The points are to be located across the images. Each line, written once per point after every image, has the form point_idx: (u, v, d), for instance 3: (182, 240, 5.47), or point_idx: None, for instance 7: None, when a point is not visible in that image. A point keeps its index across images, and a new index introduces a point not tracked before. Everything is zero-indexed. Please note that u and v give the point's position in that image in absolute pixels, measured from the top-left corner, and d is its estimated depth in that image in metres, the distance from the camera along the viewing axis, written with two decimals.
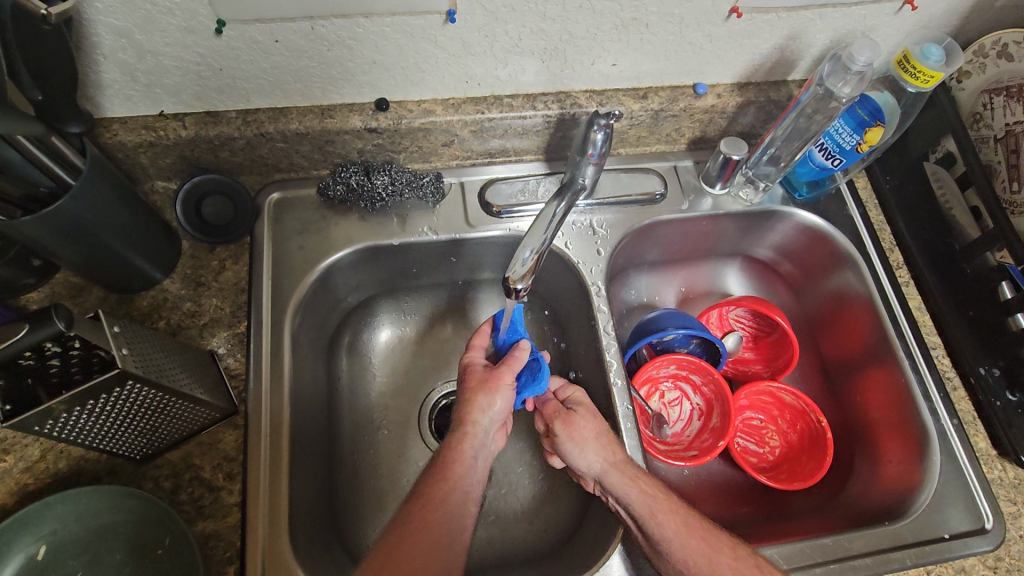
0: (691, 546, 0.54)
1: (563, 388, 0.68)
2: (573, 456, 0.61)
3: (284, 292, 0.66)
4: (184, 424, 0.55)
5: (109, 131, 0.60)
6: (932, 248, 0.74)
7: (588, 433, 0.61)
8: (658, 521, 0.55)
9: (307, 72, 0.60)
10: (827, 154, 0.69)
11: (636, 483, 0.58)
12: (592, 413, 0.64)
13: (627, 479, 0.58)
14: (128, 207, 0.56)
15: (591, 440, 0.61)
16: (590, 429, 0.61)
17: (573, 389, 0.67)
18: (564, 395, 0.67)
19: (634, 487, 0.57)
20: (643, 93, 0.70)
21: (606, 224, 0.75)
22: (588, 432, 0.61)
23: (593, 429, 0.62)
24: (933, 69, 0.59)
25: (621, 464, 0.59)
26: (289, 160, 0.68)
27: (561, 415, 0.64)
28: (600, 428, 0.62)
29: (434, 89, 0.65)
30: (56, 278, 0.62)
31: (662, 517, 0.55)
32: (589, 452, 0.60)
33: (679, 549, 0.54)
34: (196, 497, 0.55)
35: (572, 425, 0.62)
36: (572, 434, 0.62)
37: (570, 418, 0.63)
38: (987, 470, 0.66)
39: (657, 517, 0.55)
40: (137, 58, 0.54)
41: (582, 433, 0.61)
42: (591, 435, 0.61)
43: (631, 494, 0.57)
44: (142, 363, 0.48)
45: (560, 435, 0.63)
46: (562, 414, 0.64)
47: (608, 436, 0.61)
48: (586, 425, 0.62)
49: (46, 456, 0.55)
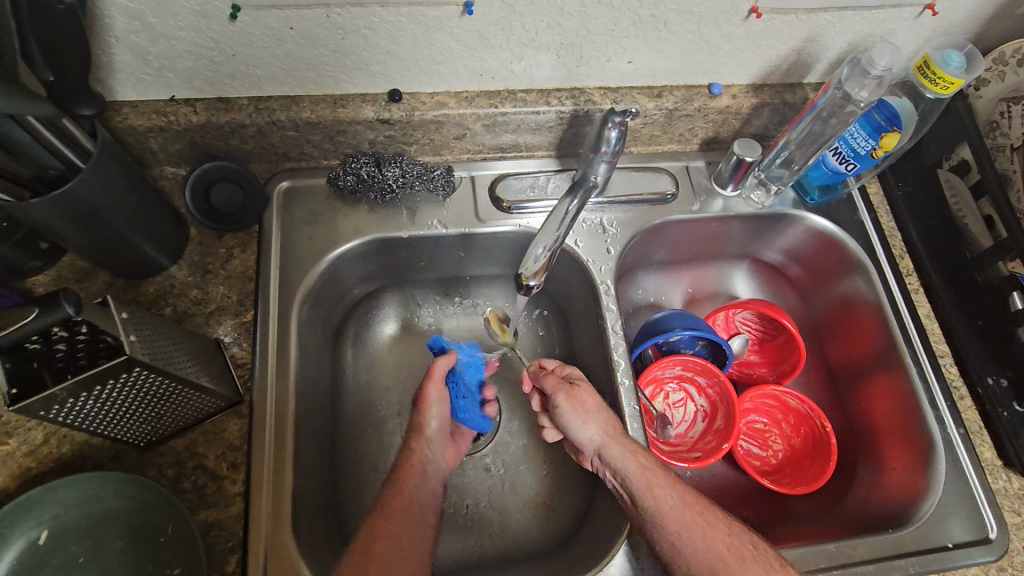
0: (686, 519, 0.55)
1: (561, 368, 0.67)
2: (574, 427, 0.61)
3: (291, 282, 0.65)
4: (190, 413, 0.55)
5: (120, 115, 0.59)
6: (944, 255, 0.73)
7: (590, 406, 0.61)
8: (655, 494, 0.56)
9: (320, 60, 0.59)
10: (841, 159, 0.69)
11: (634, 455, 0.58)
12: (594, 391, 0.63)
13: (626, 452, 0.58)
14: (136, 190, 0.55)
15: (594, 413, 0.61)
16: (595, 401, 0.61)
17: (572, 368, 0.67)
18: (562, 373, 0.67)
19: (632, 461, 0.58)
20: (658, 92, 0.69)
21: (616, 223, 0.74)
22: (590, 406, 0.61)
23: (595, 403, 0.62)
24: (954, 76, 0.58)
25: (621, 438, 0.59)
26: (300, 149, 0.68)
27: (561, 387, 0.63)
28: (602, 403, 0.62)
29: (449, 81, 0.65)
30: (63, 261, 0.61)
31: (658, 490, 0.56)
32: (592, 423, 0.60)
33: (674, 523, 0.54)
34: (199, 485, 0.55)
35: (574, 398, 0.62)
36: (577, 407, 0.61)
37: (573, 392, 0.62)
38: (992, 481, 0.66)
39: (652, 490, 0.56)
40: (150, 42, 0.54)
41: (585, 407, 0.61)
42: (593, 408, 0.61)
43: (630, 467, 0.57)
44: (150, 349, 0.47)
45: (562, 405, 0.62)
46: (564, 386, 0.63)
47: (608, 411, 0.62)
48: (590, 399, 0.62)
49: (49, 441, 0.54)
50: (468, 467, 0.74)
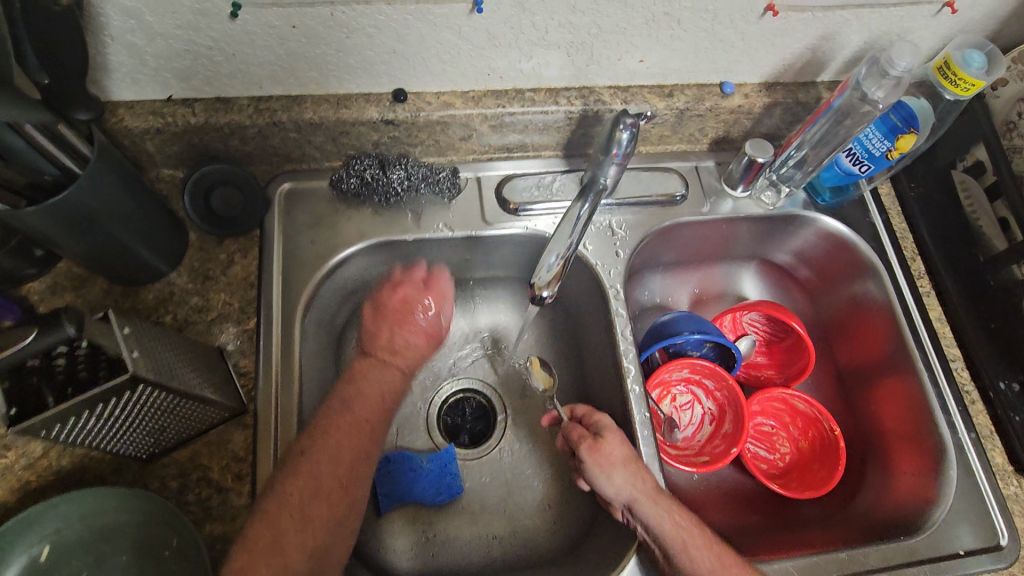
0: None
1: (588, 413, 0.65)
2: (602, 484, 0.59)
3: (295, 288, 0.64)
4: (192, 425, 0.53)
5: (116, 116, 0.57)
6: (956, 257, 0.72)
7: (616, 460, 0.59)
8: (690, 555, 0.55)
9: (323, 59, 0.57)
10: (855, 160, 0.68)
11: (669, 513, 0.57)
12: (621, 439, 0.61)
13: (660, 510, 0.57)
14: (133, 195, 0.53)
15: (620, 467, 0.59)
16: (619, 456, 0.59)
17: (600, 414, 0.64)
18: (589, 420, 0.64)
19: (666, 519, 0.56)
20: (668, 91, 0.68)
21: (625, 225, 0.73)
22: (616, 459, 0.59)
23: (621, 454, 0.60)
24: (975, 77, 0.56)
25: (652, 494, 0.57)
26: (302, 151, 0.66)
27: (586, 440, 0.61)
28: (630, 454, 0.60)
29: (454, 81, 0.63)
30: (59, 268, 0.60)
31: (694, 550, 0.55)
32: (619, 479, 0.58)
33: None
34: (203, 498, 0.54)
35: (599, 453, 0.60)
36: (601, 464, 0.59)
37: (596, 445, 0.60)
38: (1004, 487, 0.65)
39: (688, 550, 0.55)
40: (147, 41, 0.52)
41: (610, 461, 0.59)
42: (620, 461, 0.59)
43: (664, 525, 0.56)
44: (154, 365, 0.45)
45: (587, 462, 0.60)
46: (589, 439, 0.61)
47: (636, 463, 0.59)
48: (616, 450, 0.60)
49: (49, 454, 0.53)
50: (475, 473, 0.73)
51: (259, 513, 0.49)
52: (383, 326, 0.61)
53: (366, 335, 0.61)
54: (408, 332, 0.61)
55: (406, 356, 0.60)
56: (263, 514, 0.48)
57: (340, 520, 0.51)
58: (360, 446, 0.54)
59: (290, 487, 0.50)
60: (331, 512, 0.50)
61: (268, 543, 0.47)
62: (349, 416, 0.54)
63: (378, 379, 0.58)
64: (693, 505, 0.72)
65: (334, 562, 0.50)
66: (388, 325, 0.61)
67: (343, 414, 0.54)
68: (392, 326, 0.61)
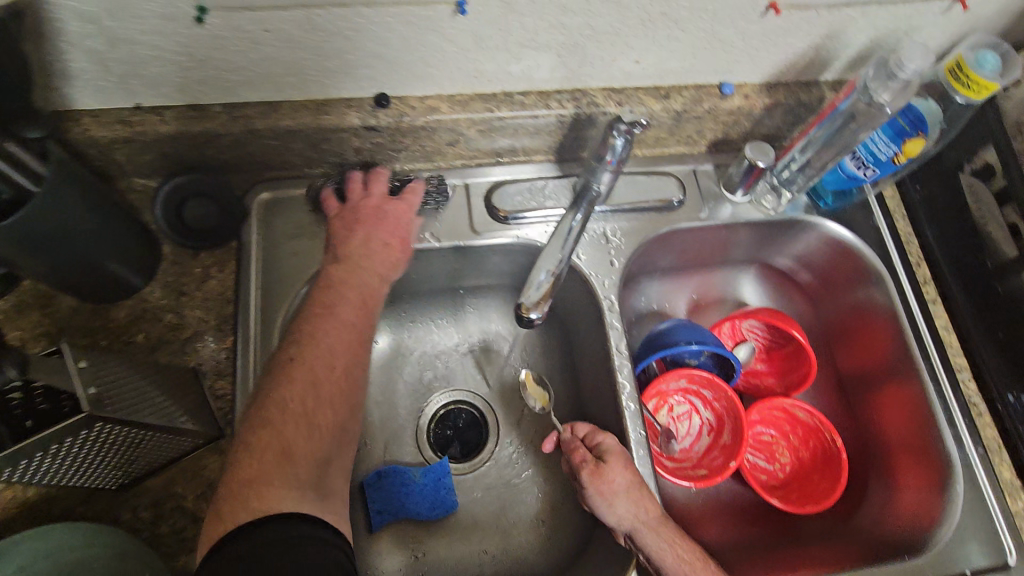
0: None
1: (590, 433, 0.62)
2: (602, 511, 0.57)
3: (274, 303, 0.61)
4: (165, 453, 0.51)
5: (80, 126, 0.54)
6: (964, 264, 0.70)
7: (618, 488, 0.57)
8: None
9: (300, 65, 0.54)
10: (860, 164, 0.65)
11: (671, 545, 0.55)
12: (625, 463, 0.58)
13: (664, 541, 0.55)
14: (97, 213, 0.50)
15: (622, 495, 0.57)
16: (622, 485, 0.57)
17: (602, 435, 0.61)
18: (592, 441, 0.61)
19: (669, 552, 0.54)
20: (665, 92, 0.65)
21: (620, 233, 0.70)
22: (618, 488, 0.57)
23: (625, 481, 0.57)
24: (988, 80, 0.53)
25: (655, 525, 0.56)
26: (280, 159, 0.63)
27: (587, 464, 0.59)
28: (633, 481, 0.57)
29: (440, 85, 0.59)
30: (24, 287, 0.57)
31: None
32: (621, 508, 0.56)
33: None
34: (178, 528, 0.52)
35: (601, 478, 0.58)
36: (603, 491, 0.57)
37: (598, 470, 0.58)
38: (1014, 503, 0.63)
39: None
40: (109, 47, 0.48)
41: (612, 488, 0.57)
42: (622, 489, 0.57)
43: (666, 558, 0.54)
44: (114, 399, 0.42)
45: (588, 487, 0.58)
46: (591, 465, 0.59)
47: (640, 491, 0.57)
48: (617, 478, 0.57)
49: (14, 484, 0.50)
50: (466, 488, 0.71)
51: (257, 421, 0.46)
52: (357, 233, 0.59)
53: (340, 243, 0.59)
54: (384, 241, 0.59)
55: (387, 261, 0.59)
56: (262, 421, 0.46)
57: (343, 422, 0.49)
58: (347, 347, 0.52)
59: (286, 394, 0.47)
60: (335, 417, 0.49)
61: (278, 452, 0.44)
62: (334, 318, 0.52)
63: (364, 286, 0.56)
64: (690, 520, 0.70)
65: (341, 466, 0.48)
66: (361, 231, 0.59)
67: (322, 318, 0.52)
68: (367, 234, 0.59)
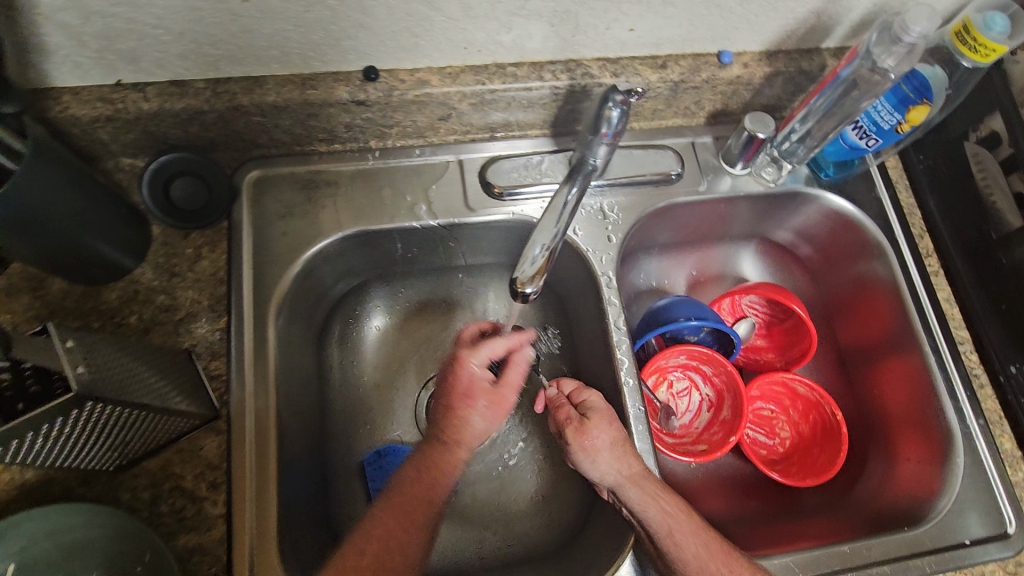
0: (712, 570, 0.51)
1: (577, 391, 0.62)
2: (584, 467, 0.57)
3: (266, 284, 0.60)
4: (160, 434, 0.50)
5: (60, 104, 0.52)
6: (967, 234, 0.68)
7: (601, 444, 0.57)
8: (676, 542, 0.53)
9: (283, 36, 0.52)
10: (862, 134, 0.63)
11: (655, 499, 0.54)
12: (609, 420, 0.58)
13: (646, 495, 0.54)
14: (83, 192, 0.49)
15: (605, 451, 0.56)
16: (604, 441, 0.56)
17: (589, 393, 0.61)
18: (578, 399, 0.62)
19: (652, 506, 0.54)
20: (662, 62, 0.63)
21: (617, 208, 0.69)
22: (602, 444, 0.57)
23: (608, 438, 0.57)
24: (996, 42, 0.52)
25: (638, 478, 0.55)
26: (268, 135, 0.62)
27: (572, 422, 0.59)
28: (617, 439, 0.57)
29: (429, 56, 0.58)
30: (13, 268, 0.56)
31: (680, 537, 0.53)
32: (604, 463, 0.56)
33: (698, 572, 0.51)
34: (177, 508, 0.52)
35: (584, 434, 0.57)
36: (585, 447, 0.57)
37: (582, 426, 0.58)
38: (1012, 473, 0.63)
39: (674, 536, 0.53)
40: (83, 20, 0.47)
41: (595, 445, 0.57)
42: (605, 446, 0.57)
43: (649, 511, 0.54)
44: (106, 379, 0.42)
45: (571, 444, 0.58)
46: (575, 422, 0.59)
47: (623, 447, 0.57)
48: (601, 436, 0.57)
49: (11, 467, 0.50)
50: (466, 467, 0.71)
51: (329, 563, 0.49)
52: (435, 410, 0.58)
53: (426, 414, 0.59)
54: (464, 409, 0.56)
55: (469, 430, 0.56)
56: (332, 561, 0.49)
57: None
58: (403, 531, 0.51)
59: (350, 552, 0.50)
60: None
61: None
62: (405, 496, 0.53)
63: (441, 463, 0.55)
64: (689, 495, 0.70)
65: None
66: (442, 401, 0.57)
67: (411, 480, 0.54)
68: (447, 407, 0.56)
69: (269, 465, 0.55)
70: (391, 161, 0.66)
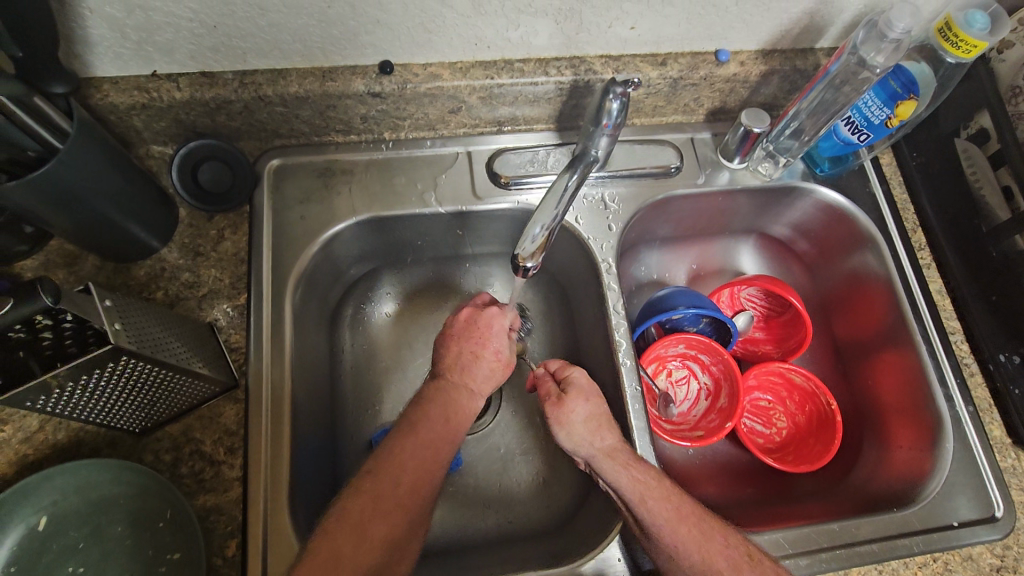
0: (682, 532, 0.52)
1: (561, 368, 0.65)
2: (562, 438, 0.59)
3: (284, 263, 0.64)
4: (184, 398, 0.54)
5: (100, 92, 0.57)
6: (959, 227, 0.70)
7: (577, 417, 0.59)
8: (648, 507, 0.53)
9: (307, 31, 0.56)
10: (853, 129, 0.66)
11: (627, 468, 0.55)
12: (588, 397, 0.60)
13: (617, 465, 0.56)
14: (122, 172, 0.53)
15: (580, 423, 0.59)
16: (580, 413, 0.59)
17: (574, 369, 0.63)
18: (562, 375, 0.64)
19: (623, 472, 0.55)
20: (662, 60, 0.66)
21: (618, 199, 0.72)
22: (577, 417, 0.59)
23: (585, 411, 0.59)
24: (977, 39, 0.55)
25: (610, 451, 0.57)
26: (289, 126, 0.66)
27: (552, 397, 0.61)
28: (593, 411, 0.59)
29: (441, 51, 0.62)
30: (50, 245, 0.60)
31: (652, 502, 0.53)
32: (579, 434, 0.58)
33: (671, 536, 0.52)
34: (197, 470, 0.55)
35: (563, 407, 0.60)
36: (562, 418, 0.60)
37: (561, 401, 0.61)
38: (1001, 459, 0.65)
39: (646, 503, 0.53)
40: (126, 14, 0.51)
41: (571, 417, 0.59)
42: (581, 418, 0.59)
43: (621, 480, 0.55)
44: (137, 338, 0.46)
45: (550, 416, 0.61)
46: (555, 396, 0.62)
47: (599, 420, 0.59)
48: (578, 408, 0.60)
49: (45, 428, 0.54)
50: (470, 446, 0.74)
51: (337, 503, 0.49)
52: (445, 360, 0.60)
53: (436, 359, 0.61)
54: (486, 356, 0.61)
55: (482, 380, 0.60)
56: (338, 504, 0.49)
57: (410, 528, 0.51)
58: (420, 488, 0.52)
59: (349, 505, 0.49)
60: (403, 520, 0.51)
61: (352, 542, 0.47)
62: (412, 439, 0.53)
63: (458, 416, 0.57)
64: (687, 479, 0.72)
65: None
66: (469, 344, 0.61)
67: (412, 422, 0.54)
68: (474, 350, 0.61)
69: (283, 431, 0.58)
70: (404, 151, 0.70)
